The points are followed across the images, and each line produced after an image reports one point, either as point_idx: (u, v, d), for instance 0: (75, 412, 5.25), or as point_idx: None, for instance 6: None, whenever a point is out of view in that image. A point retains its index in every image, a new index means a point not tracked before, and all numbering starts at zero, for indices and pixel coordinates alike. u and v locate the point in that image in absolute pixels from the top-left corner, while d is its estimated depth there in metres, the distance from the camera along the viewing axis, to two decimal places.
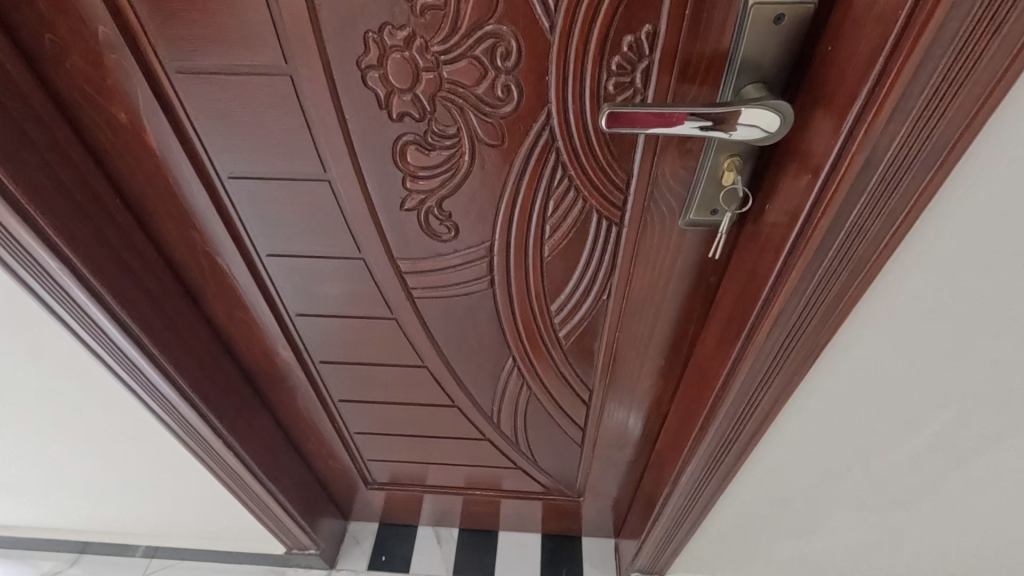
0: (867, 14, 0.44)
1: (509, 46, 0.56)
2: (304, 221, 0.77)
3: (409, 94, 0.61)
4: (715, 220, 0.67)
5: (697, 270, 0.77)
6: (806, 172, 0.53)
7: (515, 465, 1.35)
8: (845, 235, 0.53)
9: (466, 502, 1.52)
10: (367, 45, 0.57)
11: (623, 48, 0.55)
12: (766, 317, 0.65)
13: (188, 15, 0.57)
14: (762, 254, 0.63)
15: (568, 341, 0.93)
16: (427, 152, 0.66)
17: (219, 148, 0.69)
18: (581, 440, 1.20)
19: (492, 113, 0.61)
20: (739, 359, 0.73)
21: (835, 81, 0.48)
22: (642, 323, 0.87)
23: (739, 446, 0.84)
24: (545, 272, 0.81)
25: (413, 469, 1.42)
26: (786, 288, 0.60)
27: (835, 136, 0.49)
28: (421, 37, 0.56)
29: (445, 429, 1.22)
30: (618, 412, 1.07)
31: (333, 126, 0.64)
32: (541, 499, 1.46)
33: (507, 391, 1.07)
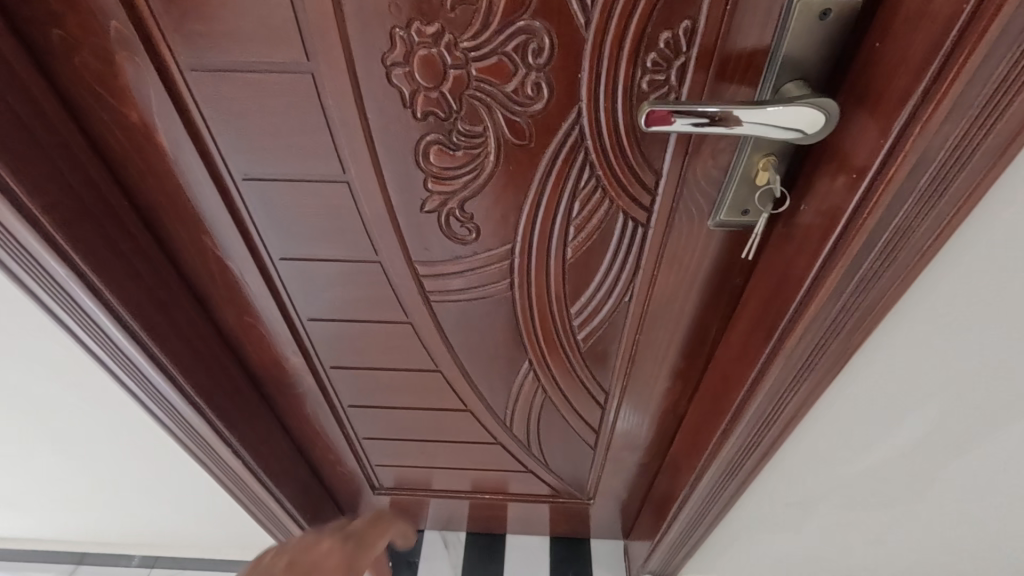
0: (923, 10, 0.42)
1: (542, 42, 0.54)
2: (319, 224, 0.74)
3: (434, 93, 0.59)
4: (746, 220, 0.66)
5: (722, 271, 0.75)
6: (847, 172, 0.52)
7: (525, 469, 1.33)
8: (889, 237, 0.52)
9: (473, 506, 1.50)
10: (393, 41, 0.55)
11: (659, 45, 0.54)
12: (798, 320, 0.64)
13: (206, 12, 0.54)
14: (795, 255, 0.62)
15: (586, 343, 0.91)
16: (451, 152, 0.64)
17: (233, 149, 0.66)
18: (594, 444, 1.18)
19: (520, 112, 0.60)
20: (767, 363, 0.72)
21: (883, 78, 0.47)
22: (664, 324, 0.85)
23: (763, 449, 0.83)
24: (567, 274, 0.79)
25: (421, 474, 1.40)
26: (822, 292, 0.59)
27: (884, 136, 0.47)
28: (450, 34, 0.54)
29: (455, 433, 1.20)
30: (633, 415, 1.06)
31: (353, 126, 0.62)
32: (550, 501, 1.45)
33: (521, 395, 1.06)
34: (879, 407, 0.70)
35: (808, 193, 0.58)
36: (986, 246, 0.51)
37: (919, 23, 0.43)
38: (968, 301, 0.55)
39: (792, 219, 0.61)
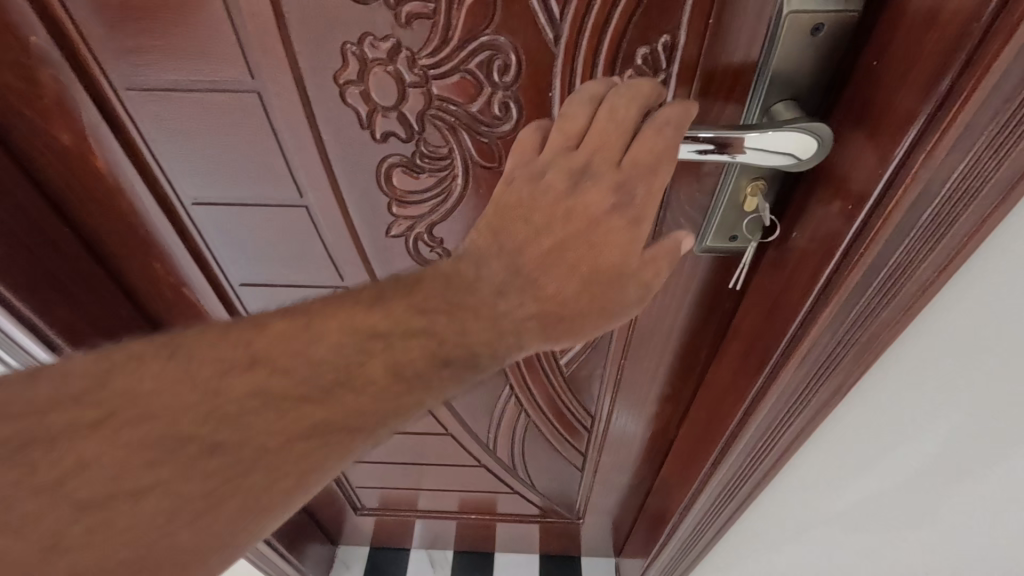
0: (928, 28, 0.37)
1: (508, 58, 0.49)
2: (280, 246, 0.69)
3: (393, 112, 0.54)
4: (734, 246, 0.61)
5: (710, 296, 0.71)
6: (842, 202, 0.47)
7: (511, 490, 1.29)
8: (888, 271, 0.48)
9: (460, 526, 1.46)
10: (344, 57, 0.50)
11: (637, 61, 0.49)
12: (793, 353, 0.59)
13: (136, 28, 0.49)
14: (786, 285, 0.58)
15: (569, 368, 0.88)
16: (416, 175, 0.59)
17: (180, 172, 0.61)
18: (582, 466, 1.14)
19: (488, 132, 0.55)
20: (759, 395, 0.68)
21: (881, 101, 0.42)
22: (651, 349, 0.81)
23: (753, 483, 0.78)
24: None
25: (405, 494, 1.35)
26: (815, 327, 0.55)
27: (882, 164, 0.43)
28: (406, 49, 0.49)
29: (438, 450, 1.17)
30: (623, 438, 1.01)
31: (308, 148, 0.57)
32: (539, 521, 1.40)
33: (504, 417, 1.02)
34: (877, 444, 0.65)
35: (800, 219, 0.54)
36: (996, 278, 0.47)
37: (922, 42, 0.38)
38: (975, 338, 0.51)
39: (783, 246, 0.57)
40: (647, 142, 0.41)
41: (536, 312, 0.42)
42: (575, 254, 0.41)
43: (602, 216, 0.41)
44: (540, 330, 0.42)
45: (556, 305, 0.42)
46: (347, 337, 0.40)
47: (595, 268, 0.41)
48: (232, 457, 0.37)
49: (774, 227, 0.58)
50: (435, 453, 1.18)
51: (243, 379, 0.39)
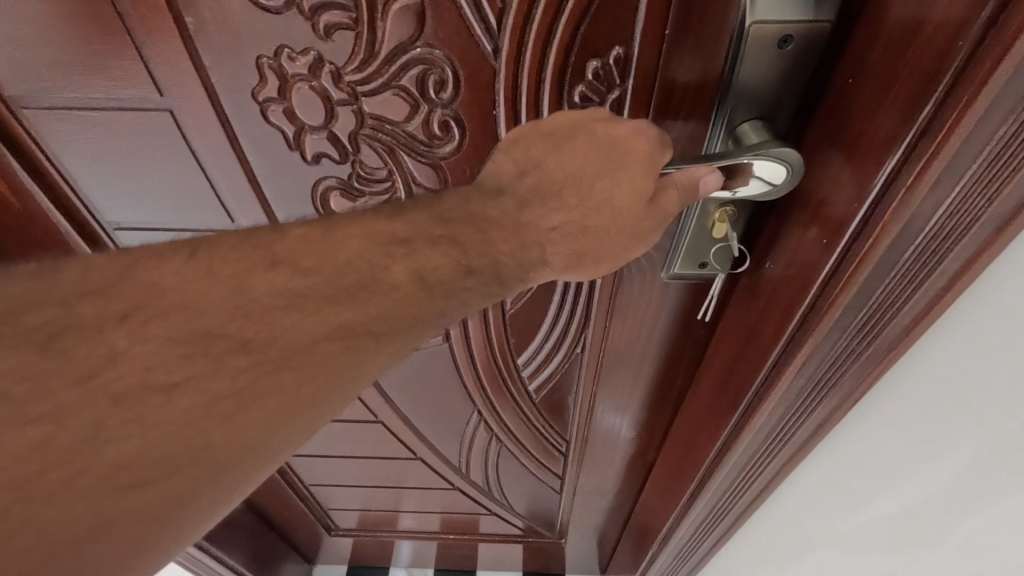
0: (907, 44, 0.32)
1: (443, 73, 0.44)
2: (154, 184, 0.54)
3: (323, 132, 0.48)
4: (706, 273, 0.56)
5: (683, 322, 0.65)
6: (817, 236, 0.42)
7: (489, 511, 1.24)
8: (867, 312, 0.42)
9: (440, 546, 1.40)
10: (261, 73, 0.44)
11: (587, 76, 0.43)
12: (765, 398, 0.53)
13: (21, 40, 0.43)
14: (758, 323, 0.52)
15: (539, 395, 0.84)
16: (353, 199, 0.54)
17: (98, 197, 0.56)
18: (561, 489, 1.09)
19: (429, 153, 0.49)
20: (732, 436, 0.62)
21: (857, 124, 0.37)
22: (624, 377, 0.75)
23: (733, 516, 0.73)
24: (508, 323, 0.73)
25: (380, 515, 1.30)
26: (789, 371, 0.49)
27: (859, 196, 0.37)
28: (329, 63, 0.43)
29: (410, 474, 1.12)
30: (602, 449, 0.92)
31: (234, 170, 0.52)
32: (521, 541, 1.35)
33: (475, 442, 0.98)
34: None
35: (774, 249, 0.48)
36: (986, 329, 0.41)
37: (901, 60, 0.33)
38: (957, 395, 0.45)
39: (756, 277, 0.51)
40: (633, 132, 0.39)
41: (562, 228, 0.38)
42: (599, 171, 0.38)
43: (627, 135, 0.39)
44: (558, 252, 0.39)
45: (579, 229, 0.38)
46: (370, 247, 0.33)
47: (620, 193, 0.38)
48: (232, 386, 0.28)
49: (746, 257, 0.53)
50: (408, 476, 1.13)
51: (254, 287, 0.31)
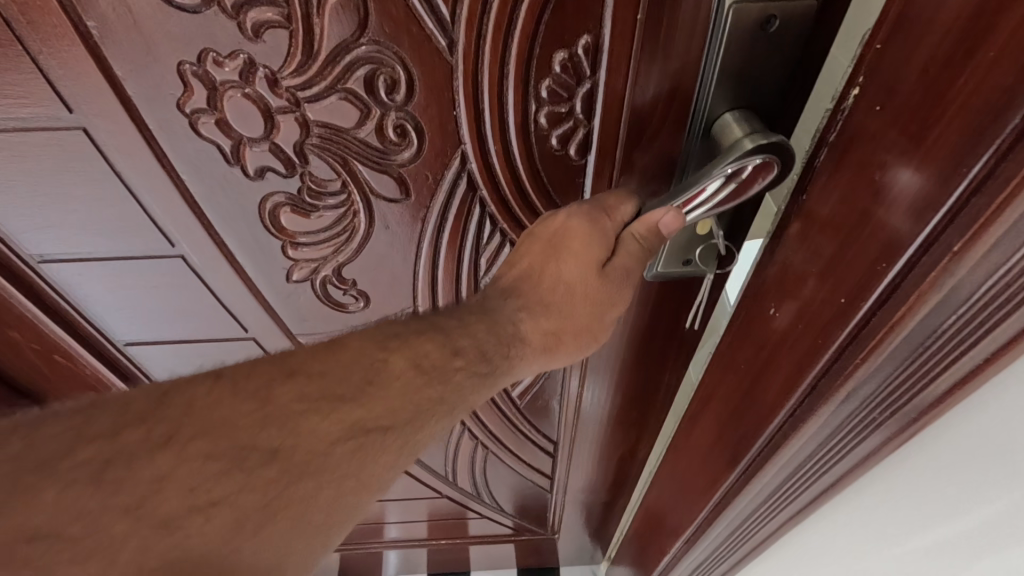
0: (956, 63, 0.26)
1: (395, 74, 0.39)
2: (162, 304, 0.58)
3: (264, 143, 0.43)
4: (691, 270, 0.52)
5: (671, 327, 0.62)
6: (833, 288, 0.36)
7: (480, 515, 1.21)
8: (890, 382, 0.36)
9: (433, 552, 1.37)
10: (185, 82, 0.39)
11: (554, 69, 0.39)
12: (774, 452, 0.48)
13: None
14: (760, 373, 0.46)
15: (523, 401, 0.81)
16: (307, 214, 0.49)
17: (10, 227, 0.49)
18: (553, 489, 1.05)
19: (385, 161, 0.45)
20: (735, 486, 0.56)
21: (887, 160, 0.31)
22: (610, 383, 0.72)
23: (733, 561, 0.68)
24: None
25: (367, 528, 1.26)
26: (801, 433, 0.44)
27: (893, 252, 0.31)
28: (263, 67, 0.38)
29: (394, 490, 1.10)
30: (594, 450, 0.89)
31: (168, 192, 0.46)
32: (517, 539, 1.31)
33: (460, 451, 0.94)
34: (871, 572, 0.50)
35: (775, 292, 0.42)
36: (1014, 415, 0.33)
37: (950, 79, 0.26)
38: (963, 474, 0.37)
39: (753, 321, 0.45)
40: (558, 222, 0.41)
41: (528, 311, 0.42)
42: (545, 263, 0.42)
43: (561, 225, 0.41)
44: (535, 338, 0.42)
45: (545, 308, 0.42)
46: (362, 349, 0.35)
47: (569, 270, 0.41)
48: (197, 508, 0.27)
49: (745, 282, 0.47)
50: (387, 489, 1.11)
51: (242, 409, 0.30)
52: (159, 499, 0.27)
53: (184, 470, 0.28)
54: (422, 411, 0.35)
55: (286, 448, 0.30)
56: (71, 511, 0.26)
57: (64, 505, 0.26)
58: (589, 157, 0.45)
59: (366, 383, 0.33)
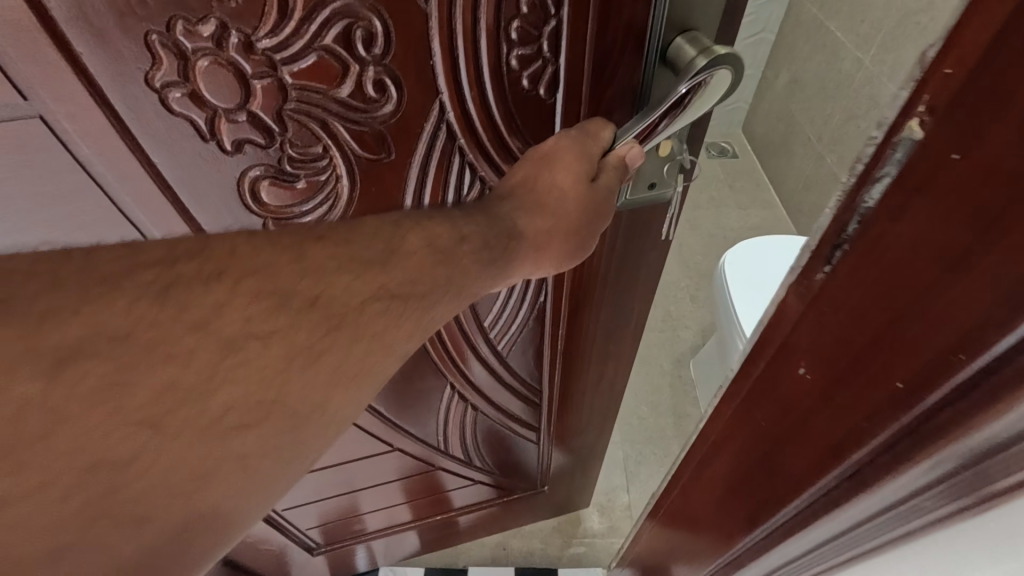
0: None
1: (371, 27, 0.40)
2: None
3: (241, 114, 0.43)
4: (655, 195, 0.58)
5: (638, 250, 0.68)
6: (888, 360, 0.27)
7: (475, 481, 1.13)
8: (966, 478, 0.26)
9: (423, 534, 1.21)
10: (153, 53, 0.38)
11: (521, 9, 0.42)
12: (798, 533, 0.38)
13: None
14: (782, 437, 0.37)
15: (508, 355, 0.83)
16: (290, 185, 0.48)
17: None
18: (538, 439, 1.04)
19: (364, 118, 0.45)
20: (745, 554, 0.47)
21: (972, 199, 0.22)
22: (588, 318, 0.77)
23: None
24: (482, 310, 0.74)
25: (348, 520, 1.10)
26: (831, 522, 0.34)
27: (991, 324, 0.22)
28: (237, 32, 0.38)
29: (370, 473, 0.98)
30: (579, 389, 0.93)
31: (136, 176, 0.44)
32: (500, 503, 1.19)
33: (451, 415, 0.93)
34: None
35: (805, 348, 0.33)
36: None
37: None
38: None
39: (782, 385, 0.36)
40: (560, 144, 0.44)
41: (527, 217, 0.44)
42: (537, 173, 0.44)
43: (553, 144, 0.44)
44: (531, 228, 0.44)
45: (542, 210, 0.44)
46: (384, 225, 0.38)
47: (562, 178, 0.44)
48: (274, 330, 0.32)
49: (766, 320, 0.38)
50: (359, 474, 0.98)
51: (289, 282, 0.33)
52: (222, 321, 0.31)
53: (243, 300, 0.31)
54: (435, 286, 0.38)
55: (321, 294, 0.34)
56: (146, 319, 0.29)
57: (137, 315, 0.29)
58: (558, 94, 0.48)
59: (389, 255, 0.37)
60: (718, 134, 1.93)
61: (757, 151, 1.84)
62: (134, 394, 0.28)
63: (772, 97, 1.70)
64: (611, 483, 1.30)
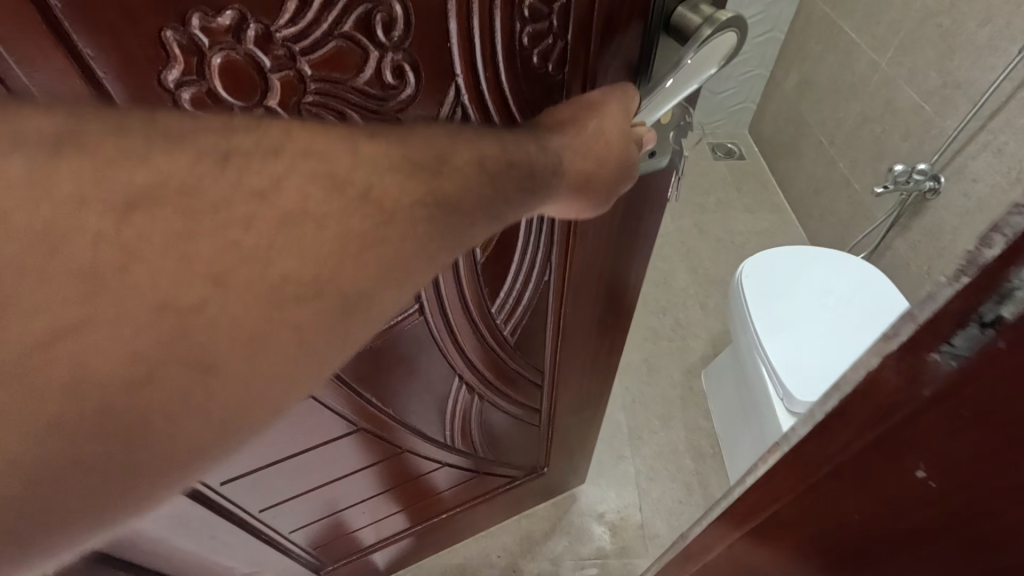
0: None
1: (391, 10, 0.39)
2: None
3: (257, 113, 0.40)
4: (652, 163, 0.56)
5: (640, 212, 0.62)
6: None
7: (480, 475, 0.91)
8: None
9: (420, 544, 0.97)
10: (167, 51, 0.35)
11: None
12: None
13: None
14: (902, 528, 0.33)
15: (514, 335, 0.70)
16: None
17: None
18: (540, 422, 0.87)
19: (384, 110, 0.43)
20: None
21: None
22: (595, 272, 0.66)
23: None
24: (482, 275, 0.60)
25: (333, 537, 0.85)
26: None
27: None
28: (257, 23, 0.36)
29: (340, 491, 0.76)
30: (579, 381, 0.83)
31: None
32: (496, 495, 0.97)
33: (456, 407, 0.76)
34: None
35: (932, 449, 0.28)
36: None
37: None
38: None
39: (889, 475, 0.31)
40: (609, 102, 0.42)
41: (570, 154, 0.41)
42: (587, 115, 0.41)
43: (600, 98, 0.42)
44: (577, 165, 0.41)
45: (585, 152, 0.41)
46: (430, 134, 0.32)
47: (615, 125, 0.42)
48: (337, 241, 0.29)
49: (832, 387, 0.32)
50: (323, 491, 0.74)
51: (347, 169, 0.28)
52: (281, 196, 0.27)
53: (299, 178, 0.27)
54: (476, 204, 0.34)
55: (373, 192, 0.29)
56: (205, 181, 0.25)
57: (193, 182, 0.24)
58: (567, 70, 0.47)
59: (438, 169, 0.32)
60: (724, 136, 1.80)
61: (764, 154, 1.71)
62: (199, 247, 0.25)
63: (779, 97, 1.62)
64: (623, 497, 1.04)
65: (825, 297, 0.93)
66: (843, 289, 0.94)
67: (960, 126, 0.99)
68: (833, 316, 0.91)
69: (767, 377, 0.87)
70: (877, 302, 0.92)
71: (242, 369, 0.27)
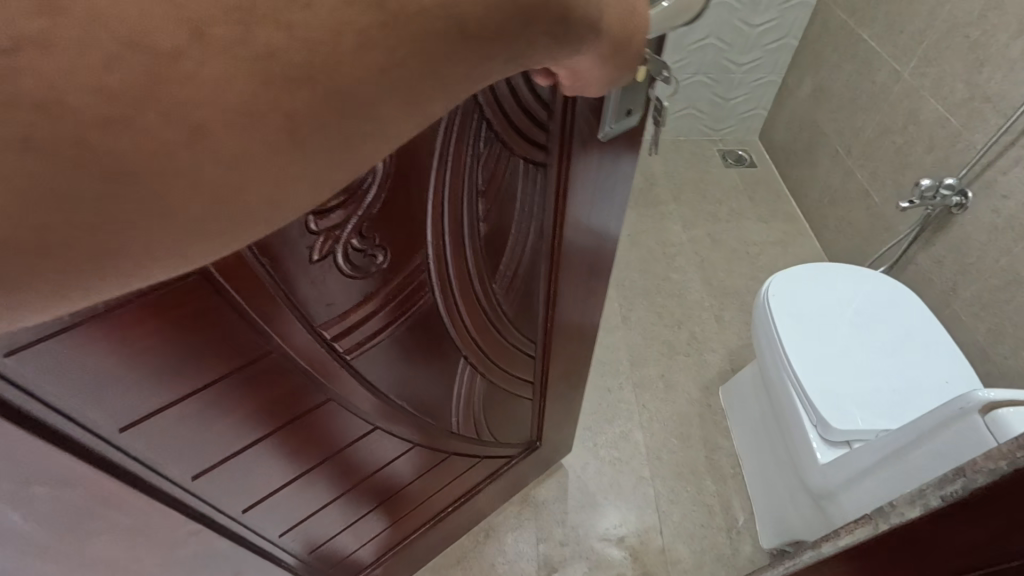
0: None
1: None
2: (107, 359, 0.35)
3: None
4: (626, 122, 0.50)
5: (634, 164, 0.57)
6: None
7: (476, 461, 0.87)
8: None
9: (418, 554, 0.93)
10: None
11: None
12: None
13: None
14: None
15: (510, 304, 0.65)
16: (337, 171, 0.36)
17: None
18: (534, 394, 0.83)
19: None
20: None
21: None
22: (590, 244, 0.63)
23: None
24: (485, 245, 0.56)
25: (332, 563, 0.78)
26: None
27: None
28: None
29: (346, 509, 0.70)
30: (573, 353, 0.80)
31: None
32: (493, 478, 0.94)
33: (461, 388, 0.69)
34: None
35: None
36: None
37: None
38: None
39: None
40: None
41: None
42: None
43: None
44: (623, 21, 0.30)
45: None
46: None
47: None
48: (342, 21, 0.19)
49: (957, 471, 0.35)
50: (331, 509, 0.68)
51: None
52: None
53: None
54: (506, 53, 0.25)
55: None
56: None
57: None
58: None
59: None
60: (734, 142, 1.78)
61: (776, 162, 1.68)
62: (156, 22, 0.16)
63: (794, 103, 1.59)
64: (643, 521, 1.00)
65: (847, 314, 0.91)
66: (864, 304, 0.92)
67: (989, 140, 0.99)
68: (856, 332, 0.88)
69: (797, 401, 0.84)
70: (898, 321, 0.89)
71: (222, 131, 0.18)
